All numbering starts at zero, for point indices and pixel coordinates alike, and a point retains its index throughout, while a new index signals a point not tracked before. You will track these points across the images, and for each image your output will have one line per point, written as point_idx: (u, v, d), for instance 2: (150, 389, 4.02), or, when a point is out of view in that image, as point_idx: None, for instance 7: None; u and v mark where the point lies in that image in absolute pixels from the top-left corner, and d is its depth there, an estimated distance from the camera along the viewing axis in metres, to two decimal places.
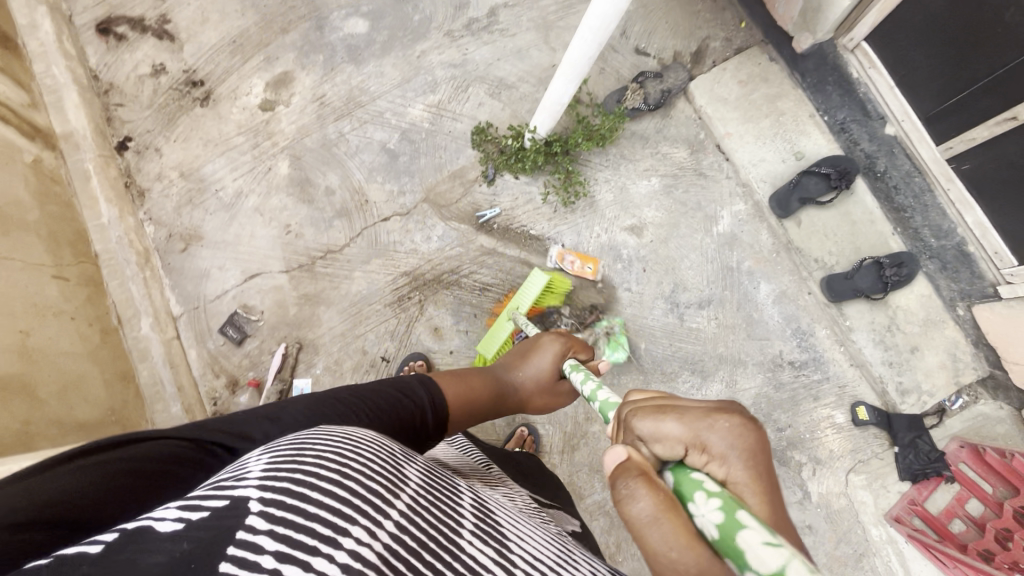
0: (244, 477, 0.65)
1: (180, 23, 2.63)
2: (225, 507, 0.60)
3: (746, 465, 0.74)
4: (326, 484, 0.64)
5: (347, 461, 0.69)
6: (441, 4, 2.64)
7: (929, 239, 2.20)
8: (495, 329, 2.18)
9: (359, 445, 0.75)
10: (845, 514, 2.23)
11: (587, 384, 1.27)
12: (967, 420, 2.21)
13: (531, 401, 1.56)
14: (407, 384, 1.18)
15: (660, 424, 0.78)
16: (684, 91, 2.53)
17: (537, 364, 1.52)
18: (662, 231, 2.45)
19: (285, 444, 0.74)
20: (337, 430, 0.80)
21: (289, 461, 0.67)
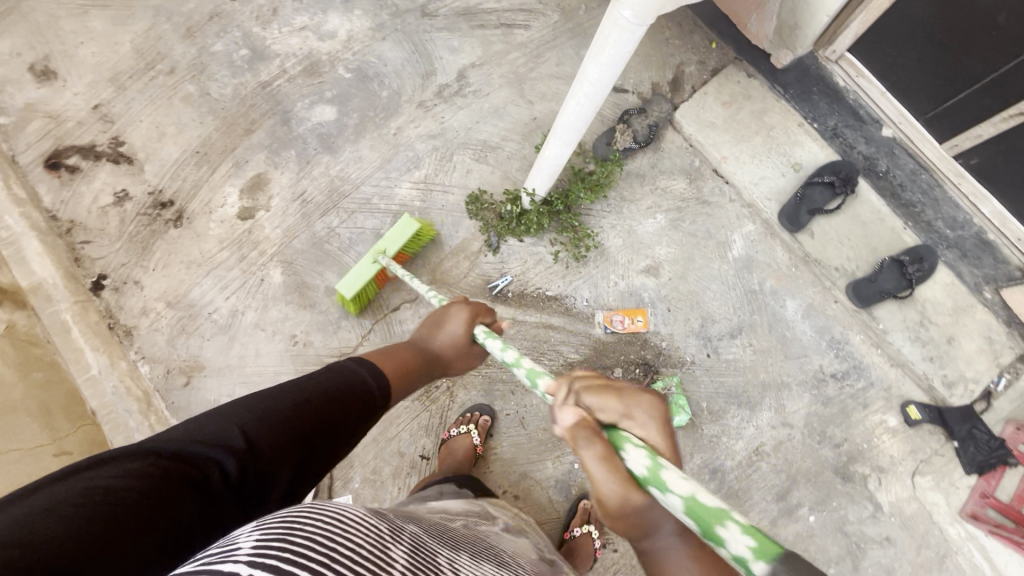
0: (233, 552, 0.63)
1: (137, 143, 2.48)
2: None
3: (660, 431, 0.92)
4: (316, 567, 0.63)
5: (338, 545, 0.69)
6: (407, 76, 2.56)
7: (944, 229, 2.22)
8: (354, 269, 2.15)
9: (354, 531, 0.75)
10: (920, 519, 2.20)
11: (508, 353, 1.27)
12: (1016, 399, 2.21)
13: (459, 361, 1.50)
14: (345, 367, 1.15)
15: (602, 399, 0.94)
16: (670, 122, 2.50)
17: (449, 330, 1.42)
18: (679, 266, 2.40)
19: (275, 521, 0.73)
20: (329, 505, 0.81)
21: (278, 539, 0.66)
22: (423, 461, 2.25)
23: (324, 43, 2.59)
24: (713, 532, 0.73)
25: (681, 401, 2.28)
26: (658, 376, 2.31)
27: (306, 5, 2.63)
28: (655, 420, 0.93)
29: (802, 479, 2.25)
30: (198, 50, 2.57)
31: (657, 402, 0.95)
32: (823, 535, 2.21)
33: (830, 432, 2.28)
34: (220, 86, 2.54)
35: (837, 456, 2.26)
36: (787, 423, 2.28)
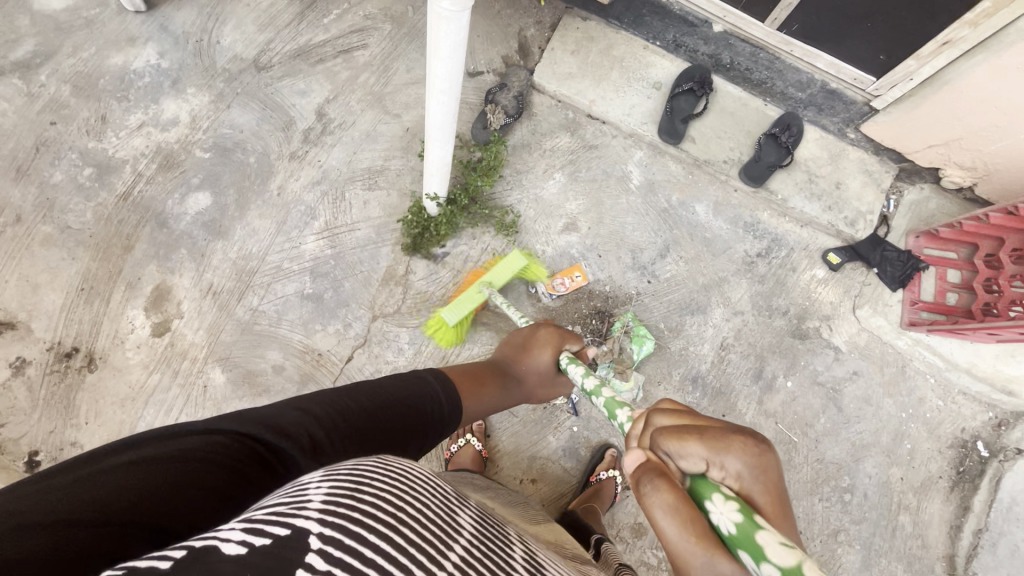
0: (307, 502, 0.64)
1: (13, 305, 2.28)
2: (285, 537, 0.58)
3: (761, 485, 0.87)
4: (383, 532, 0.63)
5: (404, 506, 0.69)
6: (268, 133, 2.49)
7: (796, 94, 2.38)
8: (460, 297, 2.39)
9: (418, 490, 0.76)
10: (872, 344, 2.45)
11: (591, 379, 1.40)
12: (907, 213, 2.48)
13: (534, 393, 1.68)
14: (418, 377, 1.26)
15: (684, 446, 0.89)
16: (532, 86, 2.58)
17: (537, 358, 1.62)
18: (592, 213, 2.50)
19: (345, 470, 0.74)
20: (393, 465, 0.81)
21: (348, 496, 0.66)
22: None
23: (169, 132, 2.47)
24: None
25: (642, 331, 2.39)
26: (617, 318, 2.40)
27: (133, 101, 2.49)
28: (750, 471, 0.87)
29: (769, 353, 2.43)
30: (37, 187, 2.38)
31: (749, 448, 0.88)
32: (803, 393, 2.41)
33: (776, 303, 2.47)
34: (77, 213, 2.37)
35: (788, 321, 2.46)
36: (738, 312, 2.46)
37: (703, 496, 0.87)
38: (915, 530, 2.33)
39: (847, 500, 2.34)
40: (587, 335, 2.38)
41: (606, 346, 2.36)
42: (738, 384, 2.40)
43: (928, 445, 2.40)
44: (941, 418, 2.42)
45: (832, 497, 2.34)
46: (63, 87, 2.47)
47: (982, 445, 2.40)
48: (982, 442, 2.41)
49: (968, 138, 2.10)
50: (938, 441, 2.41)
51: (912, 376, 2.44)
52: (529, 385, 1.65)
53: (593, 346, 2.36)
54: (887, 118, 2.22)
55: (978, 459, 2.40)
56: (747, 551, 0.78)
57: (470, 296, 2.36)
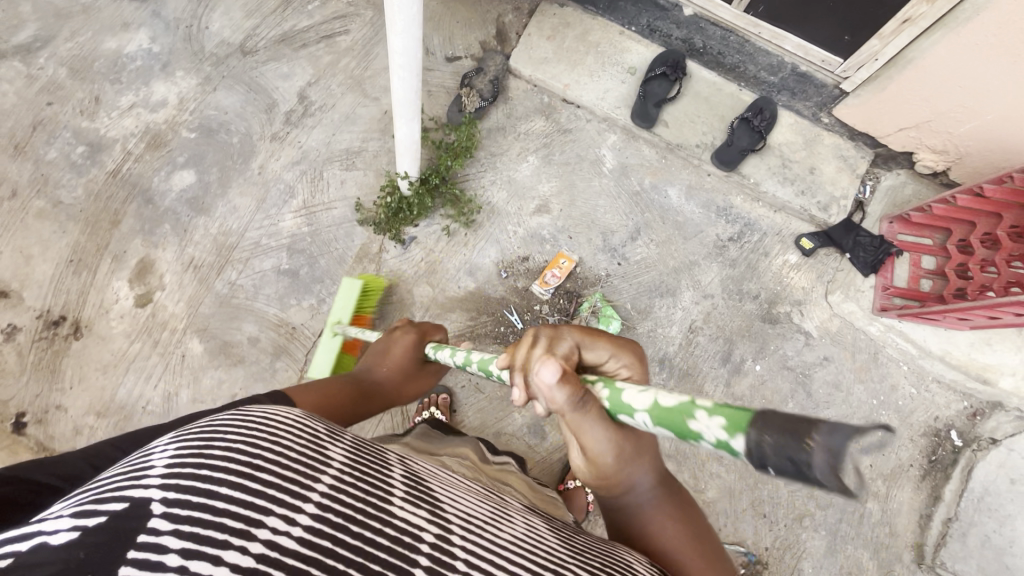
0: (147, 471, 0.63)
1: (7, 275, 2.40)
2: (124, 510, 0.57)
3: (634, 370, 1.06)
4: (235, 478, 0.63)
5: (261, 447, 0.68)
6: (251, 115, 2.58)
7: (768, 78, 2.40)
8: (316, 350, 1.96)
9: (279, 428, 0.74)
10: (844, 330, 2.43)
11: (458, 355, 1.49)
12: (883, 199, 2.46)
13: (400, 391, 1.61)
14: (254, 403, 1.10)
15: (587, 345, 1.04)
16: (509, 71, 2.62)
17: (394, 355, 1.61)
18: (564, 195, 2.53)
19: (194, 431, 0.71)
20: (254, 410, 0.79)
21: (194, 454, 0.64)
22: None
23: (158, 113, 2.57)
24: (685, 433, 0.74)
25: (610, 312, 2.42)
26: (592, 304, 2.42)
27: (126, 83, 2.60)
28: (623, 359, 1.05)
29: (738, 337, 2.43)
30: (33, 164, 2.51)
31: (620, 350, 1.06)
32: (772, 377, 2.41)
33: (746, 287, 2.47)
34: (70, 189, 2.49)
35: (759, 305, 2.46)
36: (708, 295, 2.46)
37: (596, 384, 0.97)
38: (883, 517, 2.31)
39: (814, 485, 2.32)
40: (555, 315, 2.42)
41: (572, 325, 2.39)
42: (705, 366, 2.40)
43: (900, 433, 2.37)
44: (914, 406, 2.39)
45: (798, 482, 2.33)
46: (60, 70, 2.59)
47: (956, 434, 2.37)
48: (955, 431, 2.37)
49: (937, 121, 2.09)
50: (910, 429, 2.38)
51: (884, 363, 2.42)
52: (395, 388, 1.59)
53: (560, 325, 2.40)
54: (857, 100, 2.22)
55: (951, 448, 2.36)
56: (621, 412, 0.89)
57: (326, 348, 1.92)
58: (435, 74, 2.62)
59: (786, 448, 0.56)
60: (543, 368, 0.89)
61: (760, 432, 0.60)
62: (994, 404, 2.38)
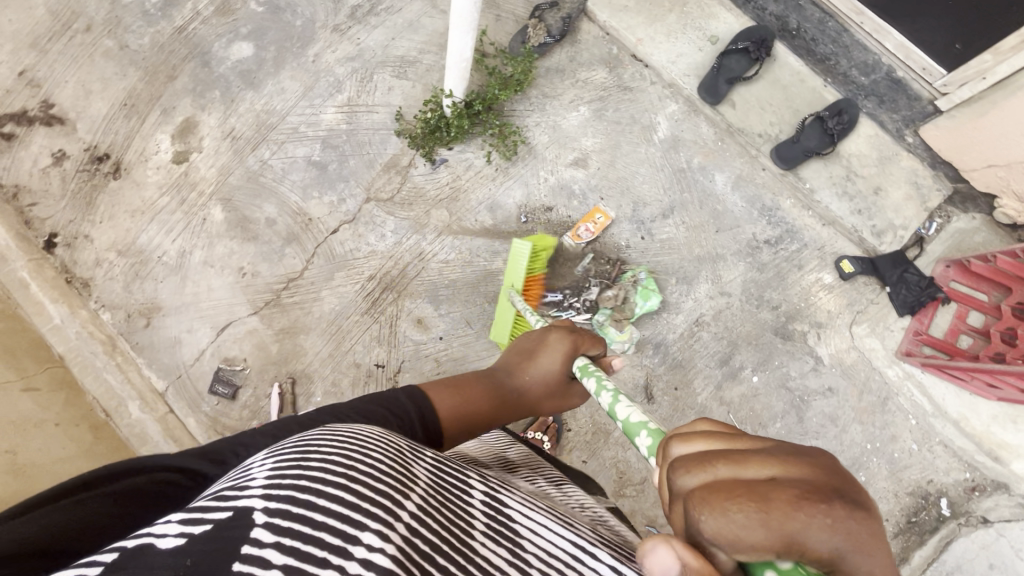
0: (248, 484, 0.57)
1: (66, 103, 2.53)
2: (223, 520, 0.51)
3: (860, 550, 0.56)
4: (333, 488, 0.56)
5: (354, 463, 0.60)
6: (319, 2, 2.56)
7: (858, 78, 2.19)
8: (499, 315, 2.19)
9: (365, 445, 0.67)
10: (859, 366, 2.27)
11: (602, 395, 1.08)
12: (946, 240, 2.23)
13: (541, 407, 1.29)
14: (395, 401, 1.02)
15: (733, 526, 0.57)
16: (584, 13, 2.48)
17: (544, 365, 1.25)
18: (606, 154, 2.43)
19: (290, 447, 0.66)
20: (341, 430, 0.72)
21: (293, 467, 0.59)
22: (378, 369, 2.33)
23: None
24: None
25: (651, 287, 2.33)
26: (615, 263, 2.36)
27: None
28: (840, 557, 0.56)
29: (743, 343, 2.32)
30: (110, 3, 2.59)
31: (839, 516, 0.56)
32: (767, 392, 2.30)
33: (768, 296, 2.33)
34: (138, 35, 2.56)
35: (775, 317, 2.33)
36: (725, 293, 2.34)
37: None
38: None
39: None
40: (595, 276, 2.35)
41: (609, 291, 2.31)
42: (701, 363, 2.31)
43: (885, 485, 2.24)
44: (910, 463, 2.24)
45: None
46: None
47: (946, 503, 2.22)
48: (946, 500, 2.22)
49: None
50: (897, 484, 2.24)
51: (892, 410, 2.26)
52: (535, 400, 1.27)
53: (598, 288, 2.33)
54: (949, 122, 2.04)
55: (936, 515, 2.22)
56: None
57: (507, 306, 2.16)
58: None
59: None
60: (656, 554, 0.59)
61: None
62: (998, 484, 2.20)
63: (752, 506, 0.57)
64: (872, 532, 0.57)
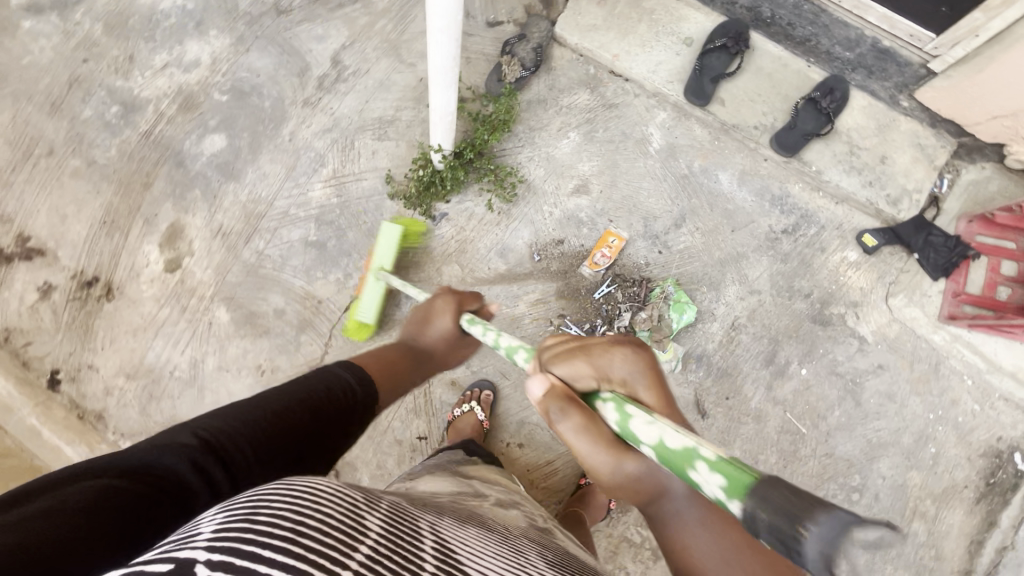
0: (193, 538, 0.61)
1: (43, 233, 2.42)
2: (165, 573, 0.55)
3: (641, 379, 1.06)
4: (280, 540, 0.60)
5: (305, 516, 0.65)
6: (283, 79, 2.49)
7: (843, 53, 2.15)
8: (363, 291, 2.17)
9: (321, 496, 0.72)
10: (903, 337, 2.24)
11: (490, 333, 1.44)
12: (962, 194, 2.22)
13: (448, 359, 1.65)
14: (330, 371, 1.27)
15: (573, 366, 1.05)
16: (553, 39, 2.44)
17: (439, 325, 1.58)
18: (606, 176, 2.38)
19: (243, 499, 0.70)
20: (297, 481, 0.76)
21: (242, 520, 0.63)
22: (422, 441, 2.25)
23: (190, 73, 2.51)
24: (687, 476, 0.77)
25: (684, 299, 2.28)
26: (640, 283, 2.30)
27: (161, 40, 2.54)
28: (630, 380, 1.05)
29: (784, 337, 2.27)
30: (69, 122, 2.49)
31: (627, 353, 1.07)
32: (818, 382, 2.24)
33: (798, 285, 2.29)
34: (103, 148, 2.47)
35: (810, 305, 2.28)
36: (754, 291, 2.29)
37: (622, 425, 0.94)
38: (931, 539, 2.16)
39: (855, 500, 2.18)
40: (626, 301, 2.28)
41: (644, 312, 2.25)
42: (746, 367, 2.26)
43: (956, 451, 2.19)
44: (975, 424, 2.20)
45: (839, 494, 2.19)
46: (96, 25, 2.55)
47: (1020, 457, 2.18)
48: (1020, 454, 2.18)
49: None
50: (968, 448, 2.19)
51: (946, 375, 2.22)
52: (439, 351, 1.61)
53: (631, 312, 2.27)
54: (944, 83, 2.00)
55: (1013, 471, 2.18)
56: (666, 463, 0.83)
57: (370, 290, 2.15)
58: (475, 40, 2.47)
59: (782, 529, 0.59)
60: (533, 383, 1.04)
61: (756, 506, 0.63)
62: None
63: (582, 349, 1.07)
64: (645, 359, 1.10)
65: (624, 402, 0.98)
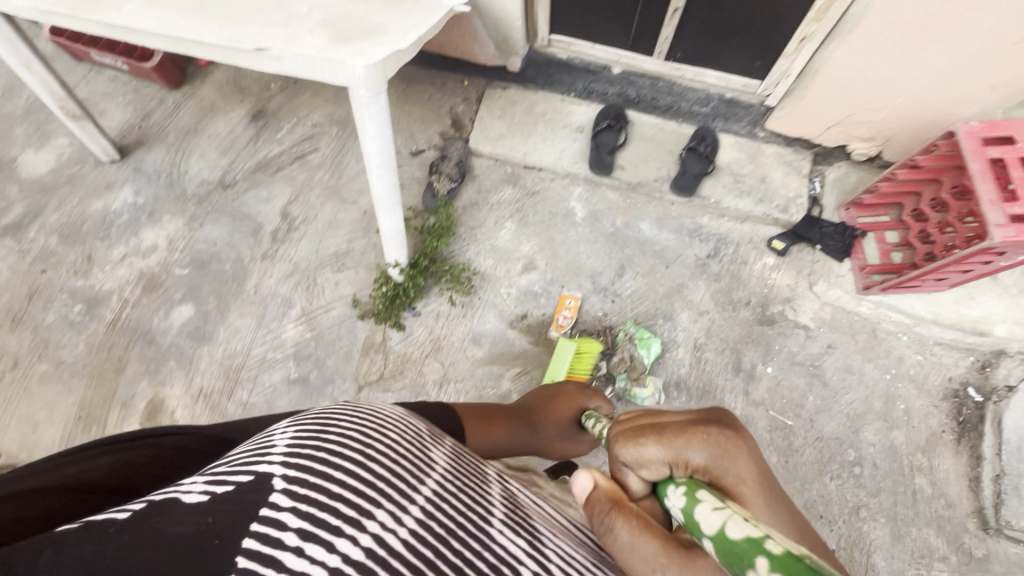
0: (271, 449, 0.75)
1: (14, 446, 2.36)
2: (249, 481, 0.69)
3: (730, 462, 0.87)
4: (345, 470, 0.74)
5: (366, 447, 0.81)
6: (239, 241, 2.71)
7: (700, 109, 2.72)
8: None
9: (378, 430, 0.87)
10: (837, 316, 2.54)
11: (600, 427, 1.58)
12: (834, 190, 2.68)
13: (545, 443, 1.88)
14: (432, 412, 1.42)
15: (641, 450, 0.92)
16: (470, 152, 2.85)
17: (554, 418, 1.91)
18: (547, 250, 2.68)
19: (310, 420, 0.85)
20: (357, 410, 0.93)
21: (312, 440, 0.77)
22: None
23: (149, 257, 2.69)
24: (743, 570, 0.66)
25: (648, 334, 2.49)
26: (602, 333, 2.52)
27: (116, 236, 2.73)
28: (711, 463, 0.88)
29: (742, 345, 2.51)
30: (32, 331, 2.55)
31: (710, 434, 0.89)
32: (786, 375, 2.46)
33: (737, 297, 2.59)
34: (71, 346, 2.52)
35: (752, 311, 2.56)
36: (703, 312, 2.56)
37: (687, 512, 0.82)
38: (936, 490, 2.29)
39: (858, 474, 2.31)
40: (598, 351, 2.47)
41: (616, 356, 2.44)
42: (721, 380, 2.45)
43: (921, 402, 2.42)
44: (926, 373, 2.45)
45: (842, 473, 2.31)
46: (51, 238, 2.72)
47: (974, 391, 2.42)
48: (972, 388, 2.43)
49: (856, 114, 2.34)
50: (929, 396, 2.42)
51: (884, 338, 2.50)
52: (545, 435, 1.88)
53: (605, 361, 2.46)
54: (783, 112, 2.48)
55: (974, 405, 2.40)
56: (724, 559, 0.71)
57: None
58: (404, 169, 2.84)
59: None
60: (579, 478, 0.98)
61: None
62: (998, 353, 2.45)
63: (643, 429, 0.94)
64: (740, 444, 0.89)
65: (697, 485, 0.86)
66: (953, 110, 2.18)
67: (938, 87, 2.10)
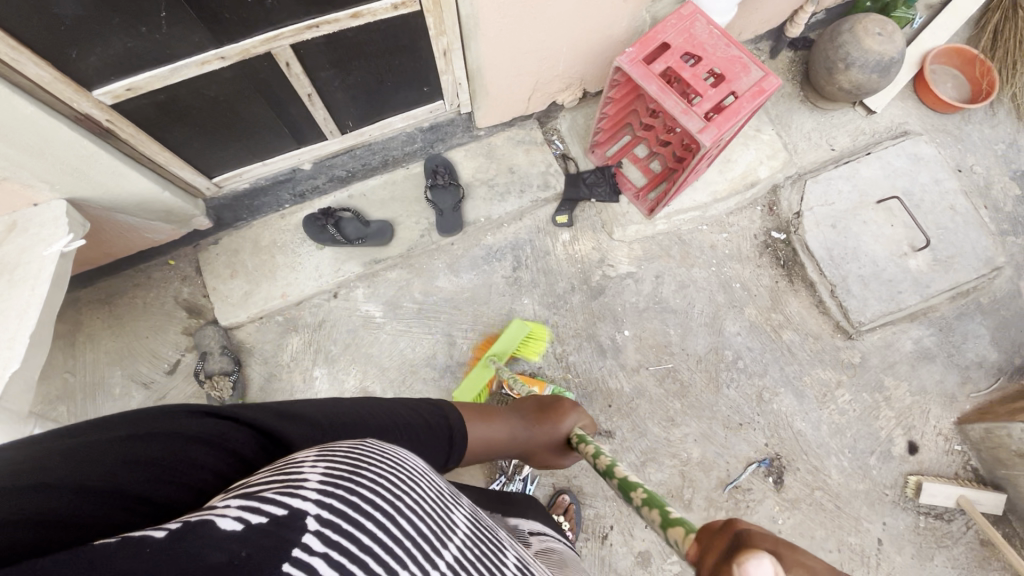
0: (303, 482, 0.63)
1: None
2: (282, 518, 0.56)
3: None
4: (380, 520, 0.63)
5: (401, 494, 0.70)
6: None
7: (415, 147, 2.49)
8: (467, 378, 2.29)
9: (414, 486, 0.75)
10: (646, 246, 2.58)
11: (593, 449, 1.33)
12: (573, 139, 2.66)
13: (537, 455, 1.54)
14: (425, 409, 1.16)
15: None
16: (229, 329, 2.43)
17: (562, 429, 1.47)
18: (372, 370, 2.41)
19: (341, 457, 0.73)
20: (392, 454, 0.81)
21: (346, 479, 0.66)
22: None
23: None
24: None
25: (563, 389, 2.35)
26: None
27: None
28: None
29: (593, 327, 2.48)
30: None
31: None
32: (642, 327, 2.48)
33: (561, 288, 2.53)
34: None
35: (581, 291, 2.53)
36: (543, 323, 2.48)
37: None
38: (803, 332, 2.48)
39: (744, 366, 2.43)
40: None
41: None
42: (597, 371, 2.42)
43: (748, 270, 2.56)
44: (738, 244, 2.60)
45: (734, 374, 2.42)
46: None
47: (778, 232, 2.62)
48: (774, 231, 2.62)
49: (541, 77, 2.27)
50: (751, 259, 2.58)
51: (692, 239, 2.60)
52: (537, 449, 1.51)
53: None
54: (483, 111, 2.35)
55: (784, 245, 2.60)
56: None
57: (480, 373, 2.29)
58: (173, 393, 2.36)
59: None
60: None
61: None
62: (775, 190, 2.66)
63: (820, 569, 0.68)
64: None
65: None
66: (611, 30, 2.17)
67: (583, 23, 2.06)
